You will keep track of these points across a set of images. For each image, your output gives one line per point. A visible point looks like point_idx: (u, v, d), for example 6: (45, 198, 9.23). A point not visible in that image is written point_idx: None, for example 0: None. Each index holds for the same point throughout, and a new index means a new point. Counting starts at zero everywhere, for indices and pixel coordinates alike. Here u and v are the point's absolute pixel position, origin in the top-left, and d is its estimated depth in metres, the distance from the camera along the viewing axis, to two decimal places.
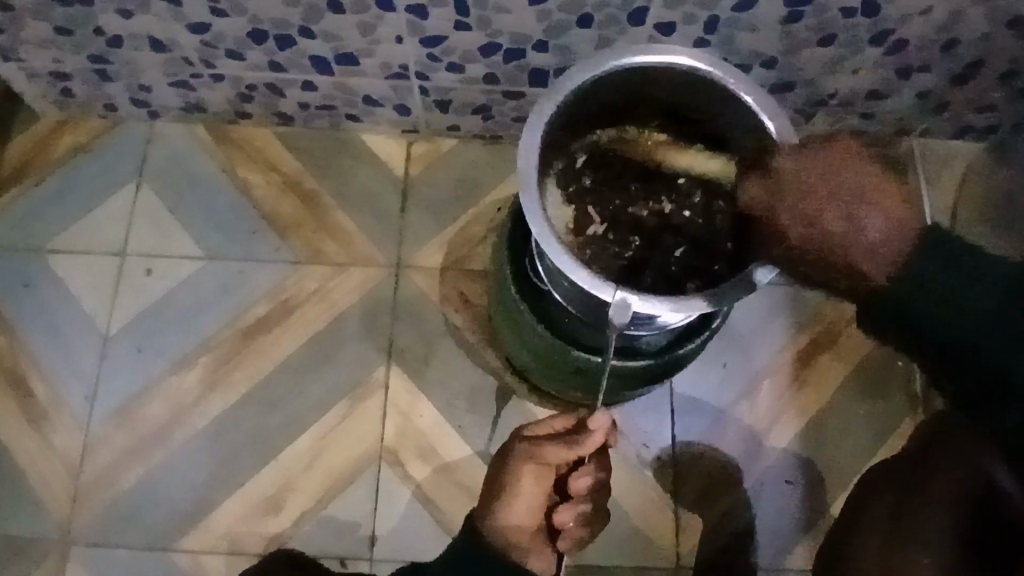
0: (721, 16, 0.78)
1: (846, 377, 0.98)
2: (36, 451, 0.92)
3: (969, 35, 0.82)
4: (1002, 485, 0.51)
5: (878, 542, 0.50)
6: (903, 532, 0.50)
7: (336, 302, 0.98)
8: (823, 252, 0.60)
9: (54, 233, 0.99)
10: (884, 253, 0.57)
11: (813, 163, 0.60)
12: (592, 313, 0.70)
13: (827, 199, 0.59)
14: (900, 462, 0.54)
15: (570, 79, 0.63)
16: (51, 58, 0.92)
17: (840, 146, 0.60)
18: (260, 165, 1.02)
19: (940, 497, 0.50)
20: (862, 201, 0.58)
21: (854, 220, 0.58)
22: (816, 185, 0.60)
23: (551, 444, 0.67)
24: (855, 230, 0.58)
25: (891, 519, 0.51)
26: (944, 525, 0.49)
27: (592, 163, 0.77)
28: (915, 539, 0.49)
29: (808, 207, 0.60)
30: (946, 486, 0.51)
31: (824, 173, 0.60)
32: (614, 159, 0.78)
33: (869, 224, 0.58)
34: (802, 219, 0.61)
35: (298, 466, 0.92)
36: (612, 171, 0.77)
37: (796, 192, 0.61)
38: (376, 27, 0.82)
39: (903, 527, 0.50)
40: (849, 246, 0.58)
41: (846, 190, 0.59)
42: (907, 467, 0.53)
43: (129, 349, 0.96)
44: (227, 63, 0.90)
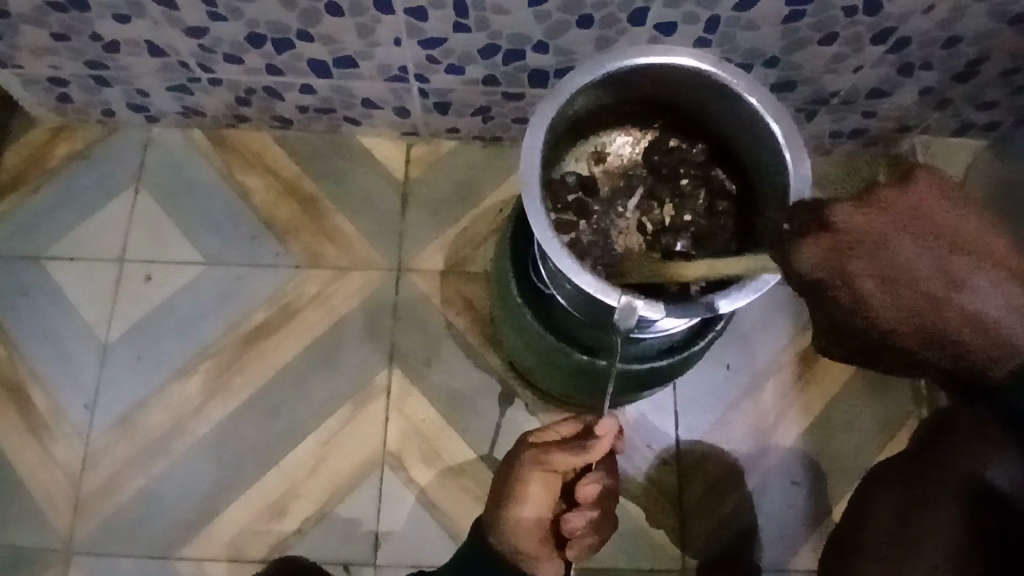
0: (721, 15, 0.78)
1: (851, 375, 0.98)
2: (37, 461, 0.91)
3: (970, 31, 0.82)
4: (997, 481, 0.57)
5: (881, 533, 0.59)
6: (905, 525, 0.58)
7: (337, 306, 0.97)
8: (931, 325, 0.54)
9: (52, 240, 0.98)
10: (998, 319, 0.53)
11: (906, 225, 0.53)
12: (596, 315, 0.70)
13: (927, 269, 0.53)
14: (900, 461, 0.62)
15: (572, 81, 0.62)
16: (48, 65, 0.91)
17: (926, 208, 0.53)
18: (259, 169, 1.01)
19: (936, 490, 0.58)
20: (967, 261, 0.52)
21: (965, 288, 0.53)
22: (914, 252, 0.53)
23: (555, 451, 0.66)
24: (969, 299, 0.53)
25: (892, 512, 0.59)
26: (942, 516, 0.57)
27: (596, 158, 0.77)
28: (914, 530, 0.57)
29: (908, 280, 0.53)
30: (941, 486, 0.58)
31: (917, 246, 0.52)
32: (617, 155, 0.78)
33: (981, 290, 0.53)
34: (897, 293, 0.53)
35: (302, 472, 0.92)
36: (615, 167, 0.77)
37: (887, 261, 0.53)
38: (374, 30, 0.82)
39: (903, 520, 0.58)
40: (966, 322, 0.53)
41: (944, 262, 0.52)
42: (906, 467, 0.62)
43: (130, 357, 0.95)
44: (225, 67, 0.90)
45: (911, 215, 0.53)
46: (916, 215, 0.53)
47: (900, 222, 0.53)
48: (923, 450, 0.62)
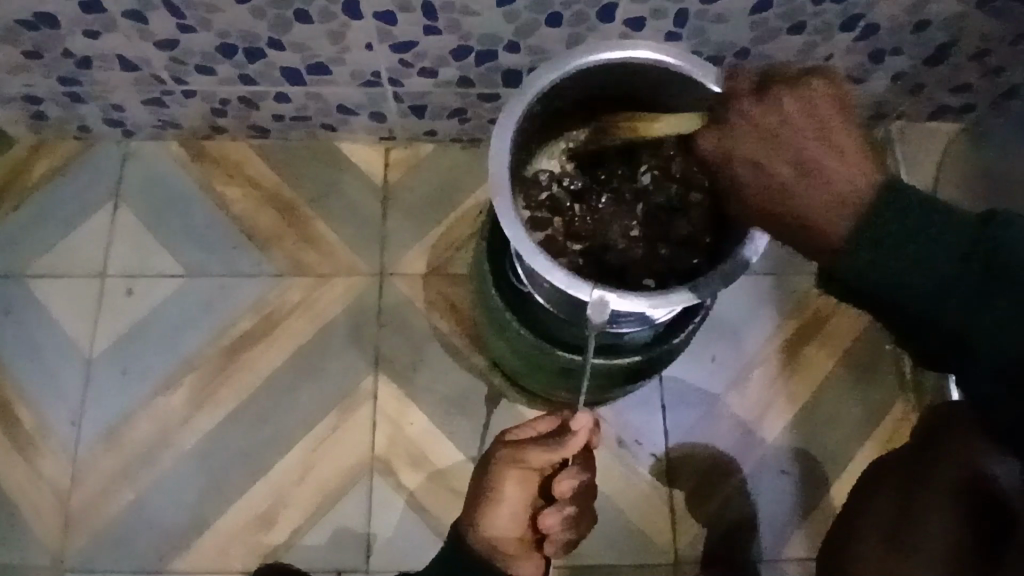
0: (690, 9, 0.78)
1: (835, 363, 0.98)
2: (24, 481, 0.91)
3: (938, 15, 0.82)
4: (994, 473, 0.59)
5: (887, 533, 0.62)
6: (906, 522, 0.61)
7: (320, 313, 0.97)
8: (767, 209, 0.56)
9: (31, 257, 0.98)
10: (839, 212, 0.53)
11: (791, 117, 0.54)
12: (574, 312, 0.70)
13: (790, 152, 0.54)
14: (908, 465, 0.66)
15: (538, 80, 0.63)
16: (22, 82, 0.91)
17: (809, 99, 0.55)
18: (237, 179, 1.01)
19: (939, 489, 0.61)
20: (840, 163, 0.53)
21: (817, 177, 0.53)
22: (784, 138, 0.55)
23: (530, 447, 0.66)
24: (815, 190, 0.53)
25: (897, 512, 0.63)
26: (942, 508, 0.60)
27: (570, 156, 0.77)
28: (916, 529, 0.60)
29: (767, 164, 0.55)
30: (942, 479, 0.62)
31: (789, 127, 0.54)
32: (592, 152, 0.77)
33: (818, 190, 0.53)
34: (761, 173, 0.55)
35: (290, 480, 0.92)
36: (589, 164, 0.77)
37: (749, 146, 0.56)
38: (345, 35, 0.82)
39: (908, 520, 0.61)
40: (821, 211, 0.53)
41: (811, 147, 0.54)
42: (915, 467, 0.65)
43: (114, 371, 0.95)
44: (198, 78, 0.90)
45: (788, 112, 0.55)
46: (798, 105, 0.55)
47: (790, 111, 0.55)
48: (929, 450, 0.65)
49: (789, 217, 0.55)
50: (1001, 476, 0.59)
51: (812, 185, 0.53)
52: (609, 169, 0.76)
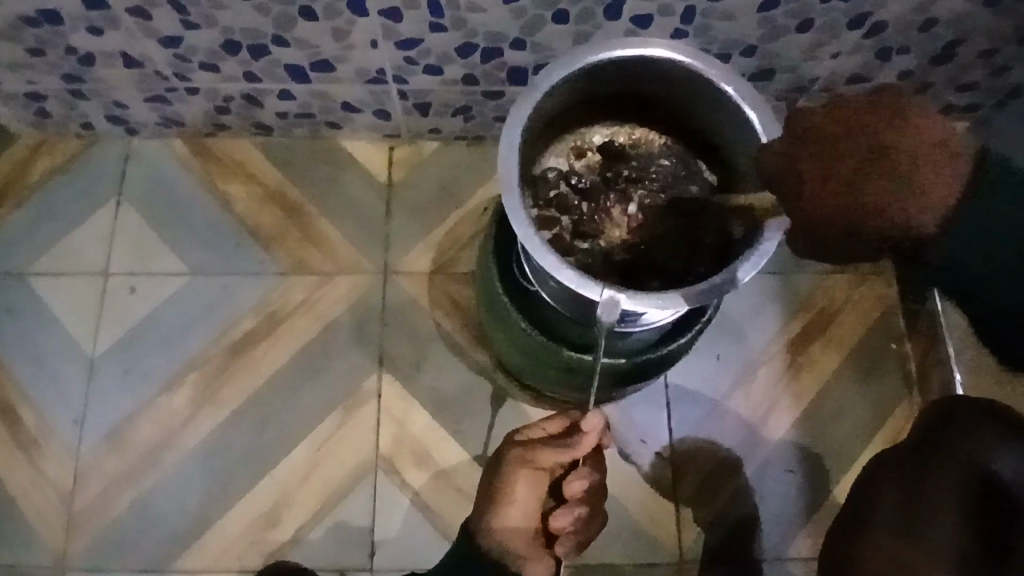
0: (697, 7, 0.78)
1: (841, 362, 0.98)
2: (27, 480, 0.91)
3: (946, 13, 0.82)
4: (998, 470, 0.60)
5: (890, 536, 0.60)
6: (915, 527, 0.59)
7: (324, 312, 0.97)
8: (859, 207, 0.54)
9: (33, 256, 0.98)
10: (927, 199, 0.53)
11: (892, 120, 0.54)
12: (581, 310, 0.69)
13: (896, 153, 0.53)
14: (907, 453, 0.65)
15: (548, 76, 0.62)
16: (24, 80, 0.90)
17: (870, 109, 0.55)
18: (241, 177, 1.01)
19: (945, 491, 0.60)
20: (925, 167, 0.53)
21: (906, 172, 0.53)
22: (857, 143, 0.54)
23: (541, 447, 0.65)
24: (902, 195, 0.53)
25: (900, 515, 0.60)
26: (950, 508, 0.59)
27: (582, 155, 0.77)
28: (927, 534, 0.58)
29: (840, 170, 0.54)
30: (946, 476, 0.61)
31: (868, 134, 0.54)
32: (604, 149, 0.77)
33: (922, 178, 0.53)
34: (827, 170, 0.55)
35: (295, 480, 0.91)
36: (601, 161, 0.77)
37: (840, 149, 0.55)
38: (350, 32, 0.81)
39: (916, 523, 0.59)
40: (909, 210, 0.53)
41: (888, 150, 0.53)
42: (914, 458, 0.64)
43: (117, 370, 0.94)
44: (201, 75, 0.89)
45: (857, 122, 0.55)
46: (886, 118, 0.54)
47: (889, 117, 0.54)
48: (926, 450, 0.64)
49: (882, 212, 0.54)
50: (1004, 473, 0.60)
51: (903, 187, 0.53)
52: (621, 166, 0.76)
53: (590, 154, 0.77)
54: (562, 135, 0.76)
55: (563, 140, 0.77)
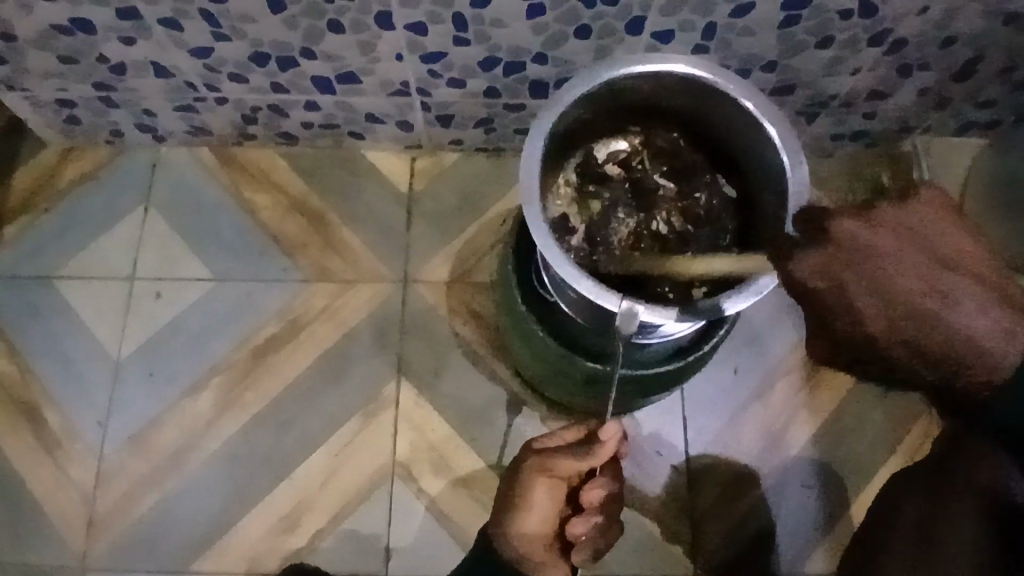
0: (718, 22, 0.79)
1: (859, 377, 0.97)
2: (51, 480, 0.92)
3: (966, 30, 0.82)
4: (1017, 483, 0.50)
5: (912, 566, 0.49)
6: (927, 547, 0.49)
7: (345, 319, 0.98)
8: (923, 333, 0.53)
9: (61, 261, 1.00)
10: (996, 335, 0.51)
11: (931, 251, 0.54)
12: (600, 322, 0.70)
13: (952, 282, 0.52)
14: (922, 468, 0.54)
15: (570, 90, 0.63)
16: (56, 88, 0.93)
17: (911, 216, 0.55)
18: (266, 186, 1.03)
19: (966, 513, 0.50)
20: (962, 289, 0.52)
21: (942, 297, 0.52)
22: (903, 267, 0.53)
23: (558, 454, 0.66)
24: (931, 322, 0.52)
25: (919, 537, 0.50)
26: (968, 523, 0.50)
27: (598, 174, 0.77)
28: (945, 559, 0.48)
29: (884, 283, 0.53)
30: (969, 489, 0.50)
31: (885, 255, 0.54)
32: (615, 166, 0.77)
33: (992, 319, 0.51)
34: (886, 296, 0.54)
35: (313, 484, 0.92)
36: (615, 181, 0.77)
37: (888, 269, 0.53)
38: (376, 46, 0.83)
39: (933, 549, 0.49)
40: (946, 332, 0.52)
41: (908, 267, 0.53)
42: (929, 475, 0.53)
43: (141, 373, 0.96)
44: (230, 86, 0.91)
45: (902, 231, 0.55)
46: (911, 247, 0.54)
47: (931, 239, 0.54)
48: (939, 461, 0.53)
49: (940, 341, 0.52)
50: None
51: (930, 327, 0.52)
52: (639, 176, 0.77)
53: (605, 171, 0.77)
54: (577, 149, 0.76)
55: (578, 155, 0.76)
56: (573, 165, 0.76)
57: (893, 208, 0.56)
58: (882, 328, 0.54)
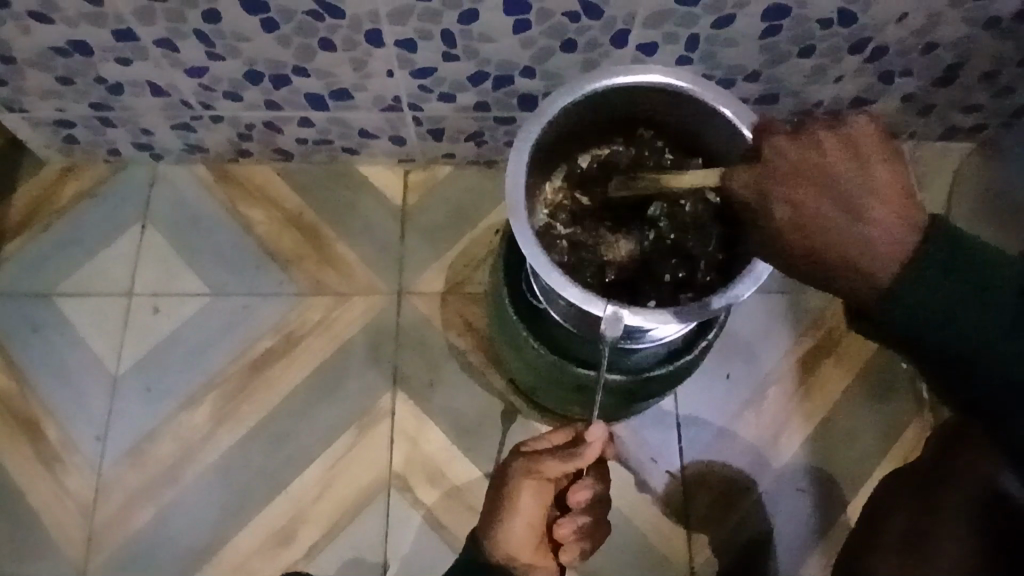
0: (701, 34, 0.81)
1: (851, 382, 0.98)
2: (50, 494, 0.93)
3: (945, 37, 0.83)
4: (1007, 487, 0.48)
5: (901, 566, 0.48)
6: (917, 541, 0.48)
7: (340, 331, 0.99)
8: (821, 243, 0.55)
9: (60, 277, 1.01)
10: (897, 253, 0.53)
11: (849, 170, 0.56)
12: (588, 328, 0.71)
13: (864, 199, 0.55)
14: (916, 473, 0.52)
15: (554, 102, 0.65)
16: (55, 108, 0.94)
17: (845, 136, 0.57)
18: (261, 201, 1.04)
19: (952, 504, 0.49)
20: (874, 207, 0.55)
21: (855, 210, 0.55)
22: (824, 182, 0.56)
23: (545, 458, 0.66)
24: (839, 235, 0.55)
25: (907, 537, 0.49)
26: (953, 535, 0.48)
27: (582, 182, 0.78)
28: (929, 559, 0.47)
29: (803, 196, 0.56)
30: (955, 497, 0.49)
31: (811, 169, 0.57)
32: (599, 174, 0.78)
33: (893, 237, 0.53)
34: (801, 208, 0.56)
35: (309, 496, 0.93)
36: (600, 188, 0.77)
37: (807, 184, 0.56)
38: (367, 62, 0.85)
39: (922, 546, 0.48)
40: (853, 246, 0.54)
41: (826, 181, 0.56)
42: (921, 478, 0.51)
43: (139, 387, 0.97)
44: (225, 103, 0.93)
45: (830, 152, 0.57)
46: (836, 166, 0.56)
47: (857, 158, 0.56)
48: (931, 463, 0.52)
49: (843, 258, 0.54)
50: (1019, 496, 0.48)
51: (833, 240, 0.55)
52: None
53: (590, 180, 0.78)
54: (563, 158, 0.77)
55: (564, 164, 0.78)
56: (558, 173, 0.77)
57: (829, 127, 0.58)
58: (795, 245, 0.56)
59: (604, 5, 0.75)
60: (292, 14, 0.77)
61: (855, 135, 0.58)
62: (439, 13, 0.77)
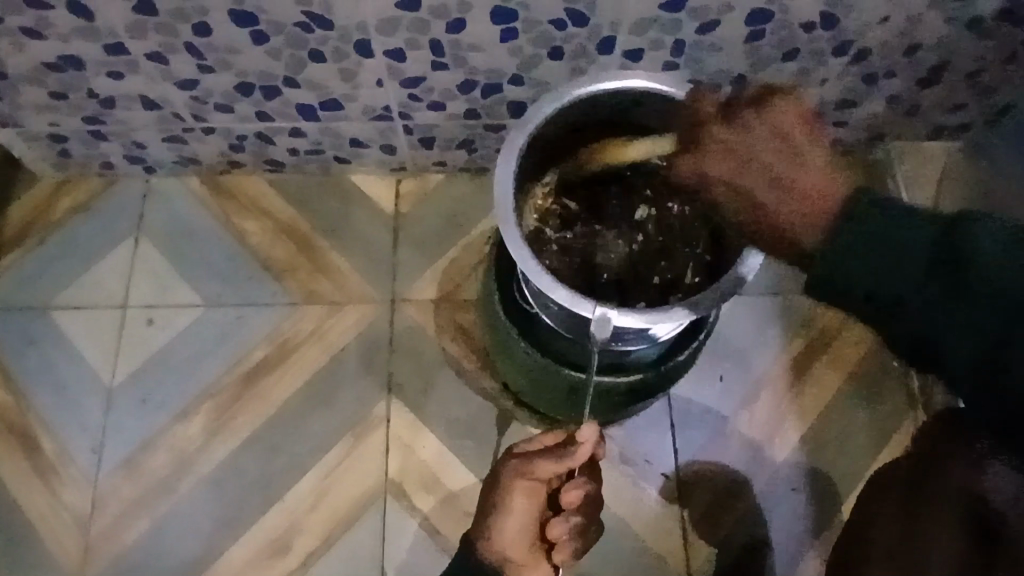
0: (686, 40, 0.82)
1: (842, 381, 0.99)
2: (46, 507, 0.93)
3: (927, 38, 0.85)
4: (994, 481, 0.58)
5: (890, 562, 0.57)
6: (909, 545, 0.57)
7: (334, 340, 0.99)
8: (756, 219, 0.56)
9: (55, 291, 1.02)
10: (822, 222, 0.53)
11: (777, 143, 0.54)
12: (579, 330, 0.72)
13: (792, 172, 0.54)
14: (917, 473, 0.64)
15: (539, 110, 0.66)
16: (48, 122, 0.95)
17: (767, 110, 0.55)
18: (254, 212, 1.05)
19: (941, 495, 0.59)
20: (801, 179, 0.53)
21: (783, 185, 0.54)
22: (754, 160, 0.55)
23: (537, 459, 0.66)
24: (770, 210, 0.55)
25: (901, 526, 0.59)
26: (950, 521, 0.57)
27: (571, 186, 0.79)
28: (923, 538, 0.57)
29: (734, 176, 0.55)
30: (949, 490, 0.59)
31: (740, 147, 0.55)
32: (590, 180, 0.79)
33: (817, 207, 0.53)
34: (734, 189, 0.56)
35: (305, 505, 0.93)
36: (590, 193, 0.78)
37: (736, 165, 0.55)
38: (357, 72, 0.86)
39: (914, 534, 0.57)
40: (783, 220, 0.54)
41: (755, 158, 0.55)
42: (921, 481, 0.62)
43: (134, 399, 0.97)
44: (216, 115, 0.94)
45: (756, 128, 0.55)
46: (762, 141, 0.55)
47: (782, 129, 0.55)
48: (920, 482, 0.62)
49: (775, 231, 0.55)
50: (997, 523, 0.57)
51: (768, 215, 0.55)
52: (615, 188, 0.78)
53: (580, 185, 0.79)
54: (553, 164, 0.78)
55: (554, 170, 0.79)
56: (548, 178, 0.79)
57: (755, 103, 0.56)
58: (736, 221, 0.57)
59: (590, 12, 0.77)
60: (283, 26, 0.78)
61: (777, 107, 0.55)
62: (427, 23, 0.78)
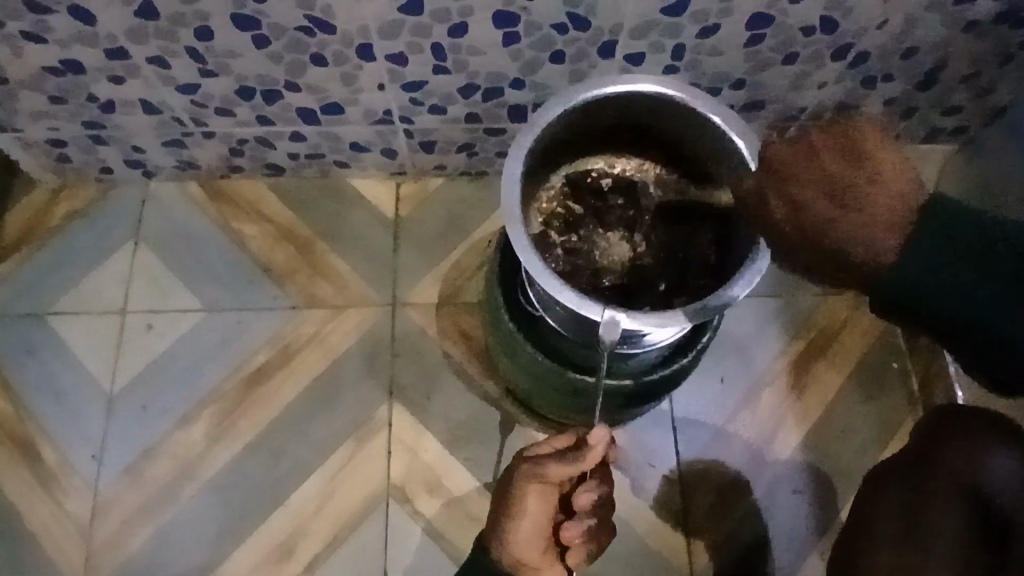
0: (686, 43, 0.82)
1: (843, 382, 1.00)
2: (47, 515, 0.92)
3: (924, 41, 0.85)
4: (1000, 463, 0.56)
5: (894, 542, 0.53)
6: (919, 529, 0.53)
7: (335, 344, 0.99)
8: (823, 239, 0.56)
9: (54, 298, 1.01)
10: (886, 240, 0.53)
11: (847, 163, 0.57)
12: (585, 333, 0.72)
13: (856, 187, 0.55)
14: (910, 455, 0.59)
15: (544, 113, 0.66)
16: (46, 128, 0.95)
17: (837, 136, 0.58)
18: (254, 217, 1.05)
19: (941, 485, 0.56)
20: (866, 195, 0.55)
21: (850, 198, 0.55)
22: (820, 177, 0.57)
23: (549, 462, 0.66)
24: (836, 226, 0.55)
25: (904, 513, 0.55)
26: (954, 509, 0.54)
27: (574, 190, 0.79)
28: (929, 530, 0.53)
29: (799, 195, 0.57)
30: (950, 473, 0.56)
31: (807, 167, 0.58)
32: (592, 183, 0.79)
33: (883, 225, 0.53)
34: (797, 207, 0.57)
35: (309, 510, 0.93)
36: (593, 197, 0.79)
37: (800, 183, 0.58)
38: (358, 76, 0.86)
39: (917, 526, 0.53)
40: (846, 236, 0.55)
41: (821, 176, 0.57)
42: (913, 464, 0.58)
43: (135, 406, 0.97)
44: (216, 120, 0.93)
45: (824, 149, 0.58)
46: (833, 161, 0.57)
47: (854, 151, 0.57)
48: (924, 453, 0.59)
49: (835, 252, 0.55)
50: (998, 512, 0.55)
51: (830, 234, 0.55)
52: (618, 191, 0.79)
53: (582, 188, 0.79)
54: (556, 167, 0.78)
55: (556, 173, 0.79)
56: (551, 182, 0.79)
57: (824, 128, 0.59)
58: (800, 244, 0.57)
59: (591, 16, 0.77)
60: (284, 31, 0.78)
61: (849, 133, 0.58)
62: (428, 27, 0.78)
